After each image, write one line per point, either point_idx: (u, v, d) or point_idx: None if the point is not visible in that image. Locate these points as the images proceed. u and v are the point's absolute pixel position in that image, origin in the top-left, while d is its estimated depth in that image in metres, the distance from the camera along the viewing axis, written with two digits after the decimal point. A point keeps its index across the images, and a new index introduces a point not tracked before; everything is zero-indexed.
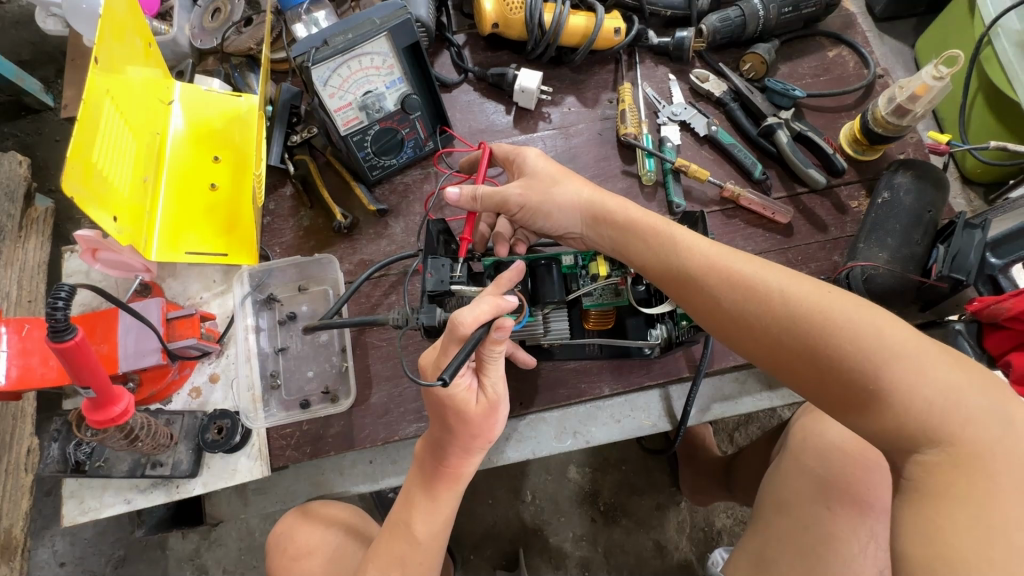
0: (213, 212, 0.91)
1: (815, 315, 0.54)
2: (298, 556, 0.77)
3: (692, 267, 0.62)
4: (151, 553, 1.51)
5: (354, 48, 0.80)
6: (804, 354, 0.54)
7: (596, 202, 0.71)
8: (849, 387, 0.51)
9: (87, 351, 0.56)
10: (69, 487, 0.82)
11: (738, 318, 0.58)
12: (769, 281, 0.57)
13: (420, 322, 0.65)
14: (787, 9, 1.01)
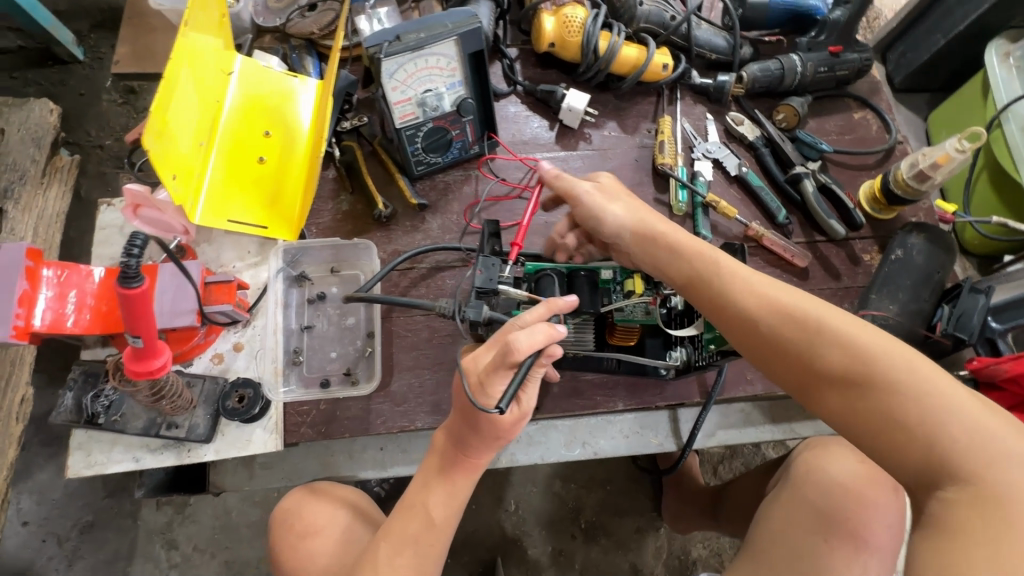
0: (260, 186, 0.92)
1: (847, 347, 0.58)
2: (306, 534, 0.75)
3: (733, 292, 0.66)
4: (122, 521, 1.47)
5: (423, 47, 0.83)
6: (832, 383, 0.58)
7: (645, 219, 0.75)
8: (873, 420, 0.56)
9: (147, 302, 0.57)
10: (77, 440, 0.81)
11: (771, 343, 0.62)
12: (806, 312, 0.61)
13: (467, 317, 0.66)
14: (823, 68, 1.07)
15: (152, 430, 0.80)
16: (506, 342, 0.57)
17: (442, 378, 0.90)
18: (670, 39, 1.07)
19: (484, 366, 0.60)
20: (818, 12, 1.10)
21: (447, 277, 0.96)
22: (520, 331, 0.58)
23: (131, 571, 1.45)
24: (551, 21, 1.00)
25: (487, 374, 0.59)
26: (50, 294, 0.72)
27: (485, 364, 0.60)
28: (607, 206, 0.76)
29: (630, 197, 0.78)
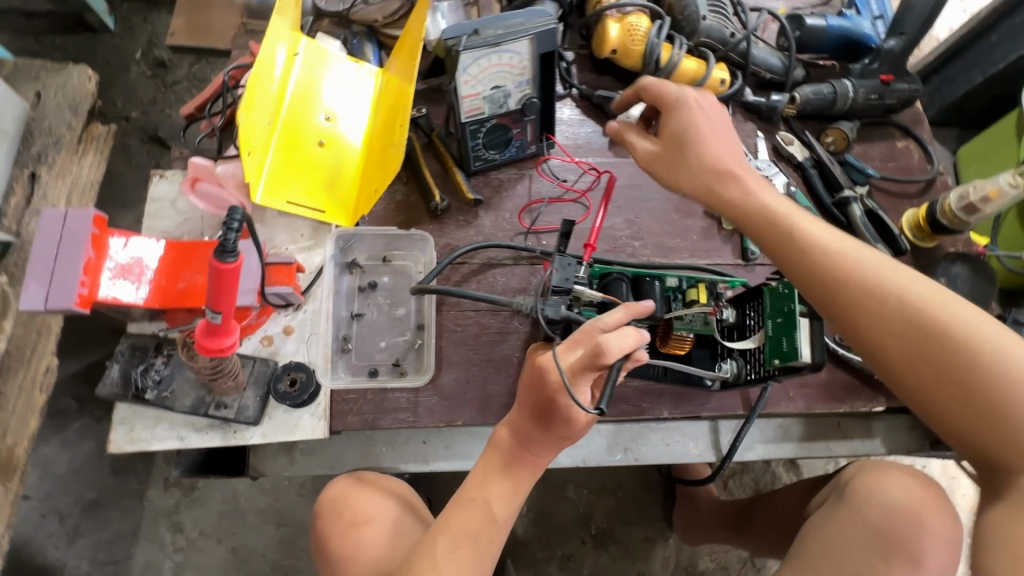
0: (318, 169, 0.92)
1: (936, 324, 0.60)
2: (355, 523, 0.74)
3: (819, 258, 0.66)
4: (127, 501, 1.44)
5: (500, 44, 0.83)
6: (916, 356, 0.60)
7: (734, 175, 0.74)
8: (950, 396, 0.59)
9: (236, 279, 0.56)
10: (120, 413, 0.79)
11: (855, 311, 0.63)
12: (896, 283, 0.62)
13: (544, 315, 0.69)
14: (873, 95, 1.09)
15: (201, 409, 0.79)
16: (597, 346, 0.59)
17: (490, 375, 0.90)
18: (727, 56, 1.08)
19: (569, 364, 0.62)
20: (870, 40, 1.13)
21: (499, 275, 0.96)
22: (609, 334, 0.60)
23: (134, 552, 1.41)
24: (615, 28, 1.01)
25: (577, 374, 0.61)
26: (114, 265, 0.72)
27: (569, 363, 0.62)
28: (696, 161, 0.76)
29: (716, 150, 0.76)
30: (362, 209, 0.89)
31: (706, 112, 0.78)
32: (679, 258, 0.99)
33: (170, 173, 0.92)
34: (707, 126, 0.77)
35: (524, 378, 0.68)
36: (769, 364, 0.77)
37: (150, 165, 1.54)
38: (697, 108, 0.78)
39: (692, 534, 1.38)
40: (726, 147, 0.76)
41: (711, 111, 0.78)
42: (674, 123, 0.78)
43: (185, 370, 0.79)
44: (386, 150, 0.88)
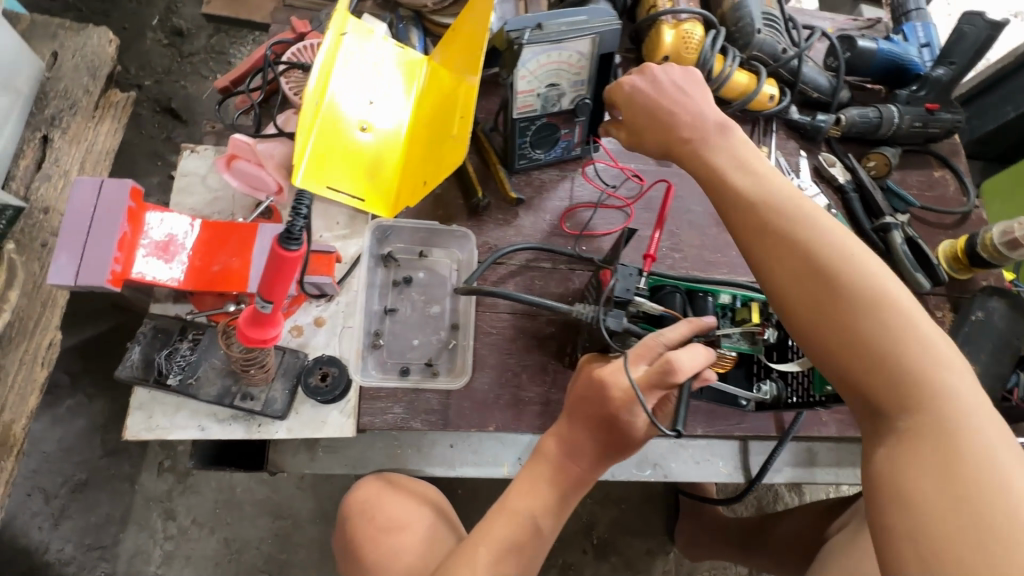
0: (359, 155, 0.88)
1: (844, 272, 0.61)
2: (388, 529, 0.71)
3: (752, 211, 0.68)
4: (117, 484, 1.37)
5: (563, 41, 0.80)
6: (818, 301, 0.61)
7: (686, 129, 0.78)
8: (857, 343, 0.59)
9: (296, 269, 0.52)
10: (139, 399, 0.75)
11: (773, 258, 0.65)
12: (821, 231, 0.64)
13: (606, 325, 0.65)
14: (918, 123, 1.09)
15: (225, 399, 0.75)
16: (669, 364, 0.56)
17: (524, 381, 0.87)
18: (777, 71, 1.06)
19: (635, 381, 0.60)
20: (916, 69, 1.12)
21: (537, 277, 0.94)
22: (678, 349, 0.58)
23: (122, 539, 1.35)
24: (670, 34, 0.99)
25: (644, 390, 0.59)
26: (149, 242, 0.69)
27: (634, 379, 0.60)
28: (655, 116, 0.80)
29: (673, 109, 0.80)
30: (405, 201, 0.84)
31: (673, 78, 0.82)
32: (719, 274, 0.97)
33: (202, 148, 0.87)
34: (666, 87, 0.81)
35: (578, 392, 0.66)
36: (822, 391, 0.79)
37: (161, 137, 1.47)
38: (662, 76, 0.82)
39: (692, 549, 1.35)
40: (689, 113, 0.79)
41: (679, 79, 0.82)
42: (630, 85, 0.83)
43: (212, 357, 0.76)
44: (437, 140, 0.83)
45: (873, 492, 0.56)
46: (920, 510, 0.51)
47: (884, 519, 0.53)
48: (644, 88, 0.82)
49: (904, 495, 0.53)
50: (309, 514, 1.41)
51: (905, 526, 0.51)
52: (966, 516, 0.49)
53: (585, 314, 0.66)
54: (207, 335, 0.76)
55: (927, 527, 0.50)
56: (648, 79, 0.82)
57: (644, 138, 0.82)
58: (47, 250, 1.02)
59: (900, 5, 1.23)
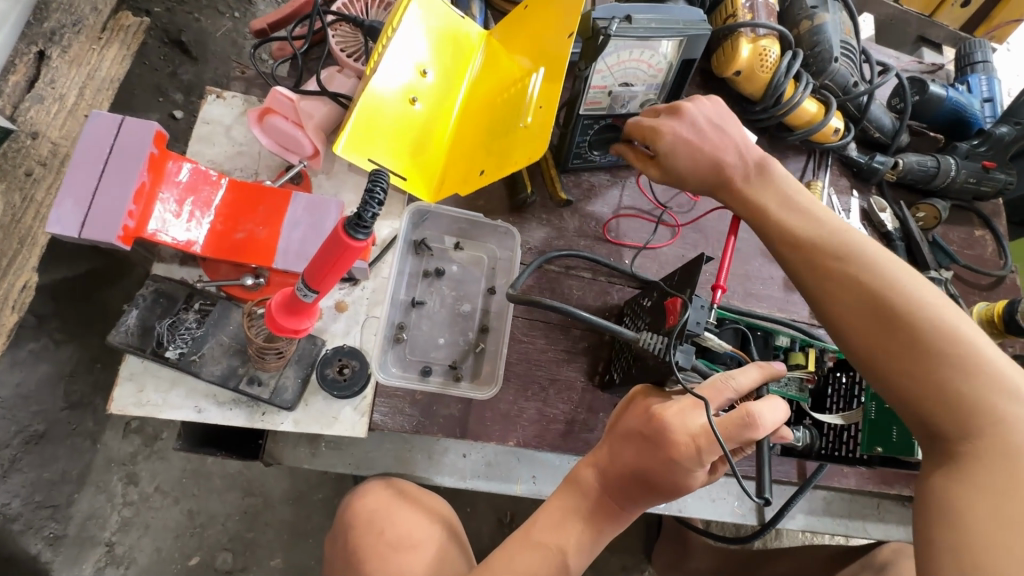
0: (406, 129, 0.79)
1: (904, 298, 0.58)
2: (398, 546, 0.66)
3: (806, 241, 0.66)
4: (78, 441, 1.13)
5: (649, 39, 0.74)
6: (874, 329, 0.59)
7: (732, 166, 0.72)
8: (915, 369, 0.56)
9: (352, 260, 0.46)
10: (130, 368, 0.66)
11: (826, 284, 0.63)
12: (878, 261, 0.61)
13: (674, 360, 0.61)
14: (972, 180, 1.06)
15: (230, 381, 0.66)
16: (753, 417, 0.55)
17: (550, 397, 0.81)
18: (845, 104, 1.02)
19: (706, 428, 0.55)
20: (977, 122, 1.10)
21: (575, 286, 0.86)
22: (760, 403, 0.56)
23: (78, 499, 1.12)
24: (747, 48, 0.92)
25: (717, 439, 0.55)
26: (169, 195, 0.65)
27: (703, 425, 0.56)
28: (695, 165, 0.72)
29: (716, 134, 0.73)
30: (454, 189, 0.79)
31: (709, 117, 0.72)
32: (767, 306, 0.91)
33: (229, 95, 0.78)
34: (706, 130, 0.72)
35: (627, 428, 0.60)
36: (869, 452, 0.75)
37: (165, 71, 1.28)
38: (699, 117, 0.72)
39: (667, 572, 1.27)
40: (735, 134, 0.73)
41: (715, 116, 0.73)
42: (672, 133, 0.71)
43: (221, 333, 0.67)
44: (502, 129, 0.79)
45: (923, 514, 0.53)
46: (971, 531, 0.48)
47: (930, 540, 0.50)
48: (688, 136, 0.72)
49: (955, 517, 0.50)
50: (281, 495, 1.20)
51: (952, 545, 0.48)
52: (1021, 540, 0.46)
53: (653, 345, 0.62)
54: (217, 308, 0.68)
55: (976, 549, 0.47)
56: (688, 124, 0.72)
57: (686, 176, 0.73)
58: (31, 180, 0.90)
59: (966, 56, 1.20)
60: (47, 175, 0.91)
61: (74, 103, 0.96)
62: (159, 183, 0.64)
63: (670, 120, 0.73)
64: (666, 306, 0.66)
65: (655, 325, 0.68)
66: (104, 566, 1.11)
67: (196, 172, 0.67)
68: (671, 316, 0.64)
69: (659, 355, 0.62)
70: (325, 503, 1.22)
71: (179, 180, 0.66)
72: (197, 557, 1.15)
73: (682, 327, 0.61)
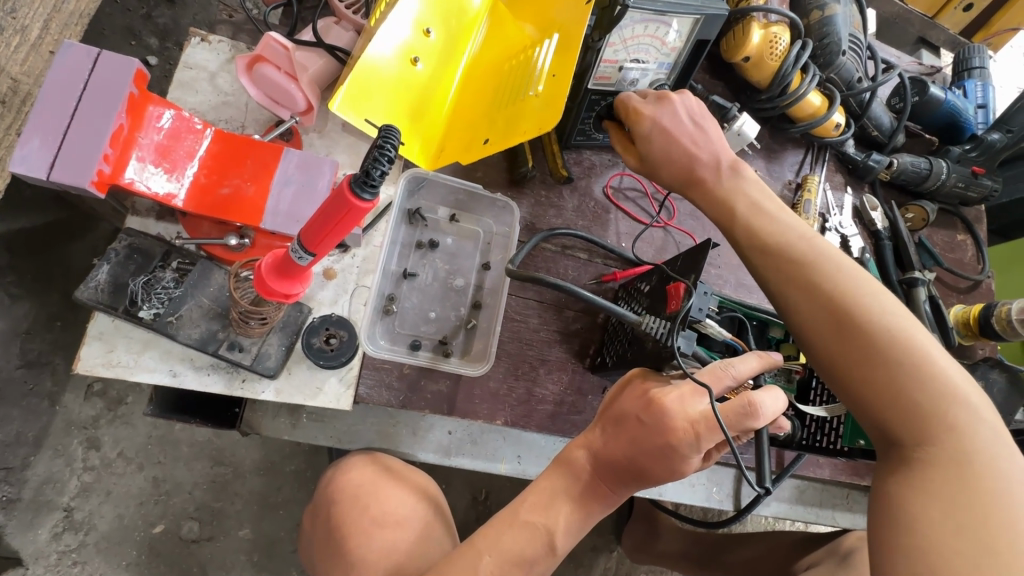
0: (407, 91, 0.76)
1: (863, 309, 0.57)
2: (382, 523, 0.66)
3: (773, 249, 0.63)
4: (33, 402, 1.06)
5: (665, 14, 0.71)
6: (833, 338, 0.58)
7: (703, 167, 0.69)
8: (873, 379, 0.56)
9: (350, 219, 0.43)
10: (99, 327, 0.62)
11: (789, 291, 0.61)
12: (843, 272, 0.60)
13: (677, 347, 0.61)
14: (960, 184, 1.08)
15: (209, 345, 0.62)
16: (751, 406, 0.55)
17: (540, 376, 0.79)
18: (847, 100, 1.02)
19: (707, 414, 0.55)
20: (970, 127, 1.13)
21: (572, 267, 0.84)
22: (761, 392, 0.56)
23: (34, 462, 1.06)
24: (758, 34, 0.89)
25: (712, 424, 0.54)
26: (148, 142, 0.60)
27: (702, 411, 0.55)
28: (669, 162, 0.70)
29: (683, 129, 0.70)
30: (454, 157, 0.77)
31: (690, 113, 0.70)
32: (757, 297, 0.90)
33: (215, 38, 0.73)
34: (684, 124, 0.70)
35: (622, 411, 0.59)
36: (851, 443, 0.82)
37: (139, 12, 1.18)
38: (681, 112, 0.70)
39: (635, 555, 1.28)
40: (706, 129, 0.70)
41: (695, 113, 0.71)
42: (651, 118, 0.70)
43: (200, 295, 0.63)
44: (507, 97, 0.77)
45: (880, 518, 0.53)
46: (925, 537, 0.49)
47: (889, 546, 0.50)
48: (665, 124, 0.70)
49: (910, 522, 0.50)
50: (251, 465, 1.17)
51: (907, 548, 0.49)
52: (971, 542, 0.47)
53: (656, 331, 0.62)
54: (197, 268, 0.64)
55: (930, 553, 0.48)
56: (669, 113, 0.71)
57: (664, 167, 0.71)
58: None
59: (964, 61, 1.21)
60: (5, 115, 0.76)
61: (38, 37, 0.79)
62: (138, 128, 0.59)
63: (651, 105, 0.71)
64: (667, 292, 0.65)
65: (655, 309, 0.67)
66: (61, 532, 1.05)
67: (179, 119, 0.62)
68: (673, 301, 0.63)
69: (660, 340, 0.62)
70: (297, 475, 1.19)
71: (160, 126, 0.61)
72: (161, 525, 1.11)
73: (685, 312, 0.60)
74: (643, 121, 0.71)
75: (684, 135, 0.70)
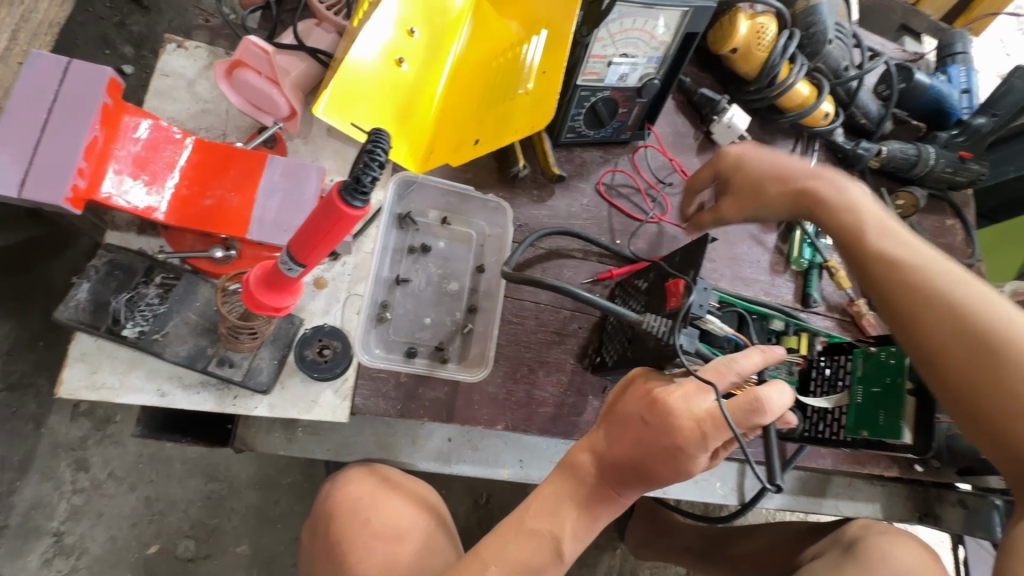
0: (393, 92, 0.74)
1: (1013, 336, 0.53)
2: (383, 536, 0.64)
3: (904, 269, 0.60)
4: (17, 425, 1.03)
5: (653, 7, 0.70)
6: (975, 366, 0.54)
7: (812, 184, 0.68)
8: (1017, 417, 0.52)
9: (342, 228, 0.41)
10: (81, 348, 0.59)
11: (922, 314, 0.57)
12: (986, 297, 0.55)
13: (679, 345, 0.59)
14: (949, 169, 1.08)
15: (198, 362, 0.60)
16: (756, 402, 0.54)
17: (539, 379, 0.78)
18: (834, 89, 1.02)
19: (713, 412, 0.54)
20: (955, 113, 1.13)
21: (567, 266, 0.83)
22: (765, 387, 0.55)
23: (20, 487, 1.03)
24: (745, 25, 0.88)
25: (716, 422, 0.53)
26: (124, 153, 0.58)
27: (708, 409, 0.54)
28: (770, 179, 0.70)
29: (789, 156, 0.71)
30: (443, 158, 0.76)
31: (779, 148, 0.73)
32: (754, 290, 0.90)
33: (192, 44, 0.70)
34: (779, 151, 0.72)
35: (627, 412, 0.58)
36: (854, 434, 0.77)
37: (112, 20, 1.14)
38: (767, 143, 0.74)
39: (640, 551, 1.28)
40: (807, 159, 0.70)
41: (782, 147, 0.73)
42: (740, 151, 0.73)
43: (186, 310, 0.61)
44: (495, 95, 0.76)
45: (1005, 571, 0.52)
46: None
47: None
48: (760, 151, 0.72)
49: None
50: (247, 479, 1.14)
51: None
52: None
53: (657, 329, 0.60)
54: (182, 283, 0.61)
55: None
56: (757, 146, 0.73)
57: (772, 181, 0.70)
58: None
59: (947, 46, 1.21)
60: None
61: None
62: (113, 139, 0.57)
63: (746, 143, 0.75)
64: (666, 288, 0.64)
65: (654, 307, 0.66)
66: (52, 558, 1.02)
67: (156, 129, 0.60)
68: (673, 298, 0.62)
69: (661, 338, 0.61)
70: (294, 487, 1.16)
71: (136, 137, 0.59)
72: (156, 545, 1.08)
73: (686, 309, 0.59)
74: (730, 160, 0.74)
75: (776, 160, 0.71)
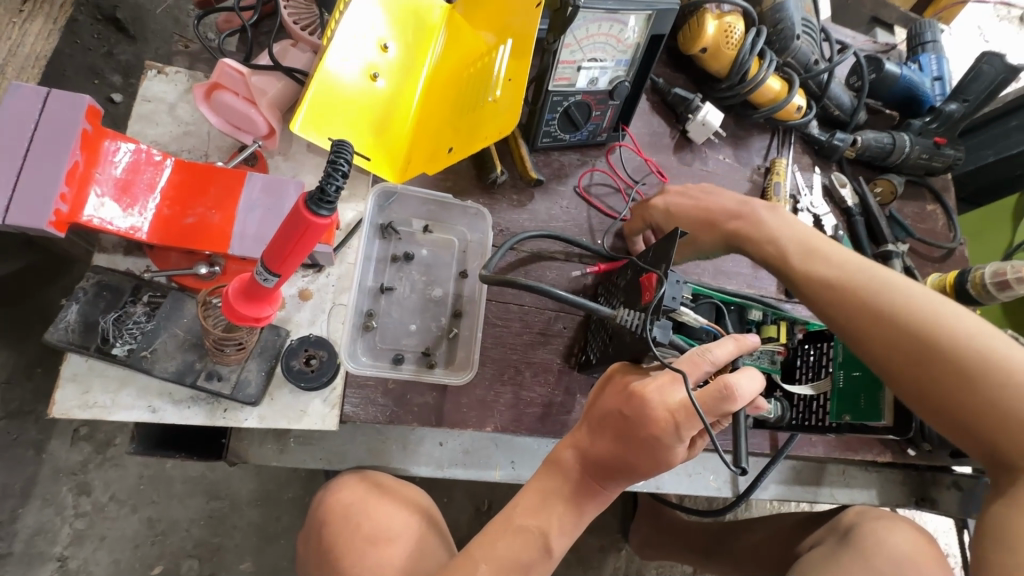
0: (370, 107, 0.76)
1: (934, 326, 0.61)
2: (375, 540, 0.65)
3: (835, 284, 0.67)
4: (18, 451, 1.05)
5: (618, 12, 0.72)
6: (911, 362, 0.62)
7: (737, 218, 0.75)
8: (962, 397, 0.60)
9: (310, 238, 0.43)
10: (73, 368, 0.61)
11: (860, 324, 0.65)
12: (906, 295, 0.64)
13: (652, 336, 0.60)
14: (924, 155, 1.10)
15: (186, 377, 0.62)
16: (728, 390, 0.55)
17: (525, 380, 0.79)
18: (806, 82, 1.04)
19: (687, 403, 0.55)
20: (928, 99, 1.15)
21: (549, 268, 0.85)
22: (737, 375, 0.56)
23: (22, 514, 1.04)
24: (712, 25, 0.90)
25: (690, 412, 0.55)
26: (106, 177, 0.59)
27: (682, 400, 0.55)
28: (699, 225, 0.77)
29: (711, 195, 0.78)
30: (421, 168, 0.77)
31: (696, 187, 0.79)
32: (736, 283, 0.92)
33: (172, 70, 0.73)
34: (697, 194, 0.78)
35: (606, 408, 0.59)
36: (838, 419, 0.79)
37: (101, 51, 1.17)
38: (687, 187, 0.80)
39: (644, 552, 1.27)
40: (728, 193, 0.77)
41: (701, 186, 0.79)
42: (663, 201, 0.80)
43: (173, 326, 0.63)
44: (469, 105, 0.78)
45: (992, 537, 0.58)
46: None
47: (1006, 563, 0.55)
48: (681, 200, 0.78)
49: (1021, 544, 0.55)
50: (247, 496, 1.15)
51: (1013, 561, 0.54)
52: None
53: (630, 322, 0.61)
54: (169, 300, 0.63)
55: None
56: (678, 194, 0.79)
57: (705, 223, 0.76)
58: None
59: (917, 36, 1.24)
60: None
61: None
62: (95, 164, 0.59)
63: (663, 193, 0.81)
64: (641, 283, 0.66)
65: (631, 302, 0.67)
66: None
67: (137, 153, 0.62)
68: (647, 292, 0.63)
69: (635, 331, 0.62)
70: (294, 502, 1.17)
71: (117, 161, 0.60)
72: (159, 565, 1.08)
73: (658, 301, 0.61)
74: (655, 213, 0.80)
75: (704, 200, 0.77)
